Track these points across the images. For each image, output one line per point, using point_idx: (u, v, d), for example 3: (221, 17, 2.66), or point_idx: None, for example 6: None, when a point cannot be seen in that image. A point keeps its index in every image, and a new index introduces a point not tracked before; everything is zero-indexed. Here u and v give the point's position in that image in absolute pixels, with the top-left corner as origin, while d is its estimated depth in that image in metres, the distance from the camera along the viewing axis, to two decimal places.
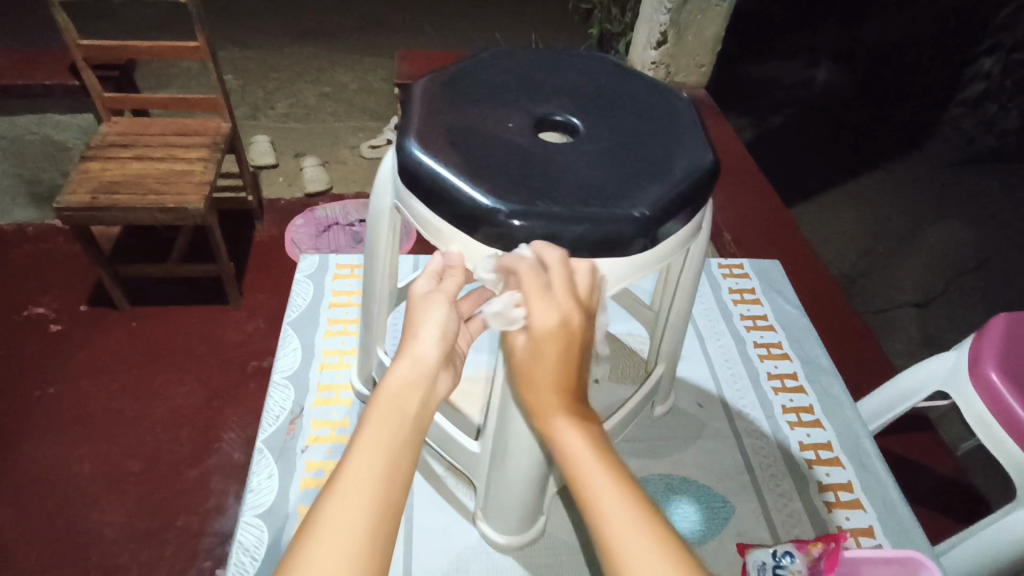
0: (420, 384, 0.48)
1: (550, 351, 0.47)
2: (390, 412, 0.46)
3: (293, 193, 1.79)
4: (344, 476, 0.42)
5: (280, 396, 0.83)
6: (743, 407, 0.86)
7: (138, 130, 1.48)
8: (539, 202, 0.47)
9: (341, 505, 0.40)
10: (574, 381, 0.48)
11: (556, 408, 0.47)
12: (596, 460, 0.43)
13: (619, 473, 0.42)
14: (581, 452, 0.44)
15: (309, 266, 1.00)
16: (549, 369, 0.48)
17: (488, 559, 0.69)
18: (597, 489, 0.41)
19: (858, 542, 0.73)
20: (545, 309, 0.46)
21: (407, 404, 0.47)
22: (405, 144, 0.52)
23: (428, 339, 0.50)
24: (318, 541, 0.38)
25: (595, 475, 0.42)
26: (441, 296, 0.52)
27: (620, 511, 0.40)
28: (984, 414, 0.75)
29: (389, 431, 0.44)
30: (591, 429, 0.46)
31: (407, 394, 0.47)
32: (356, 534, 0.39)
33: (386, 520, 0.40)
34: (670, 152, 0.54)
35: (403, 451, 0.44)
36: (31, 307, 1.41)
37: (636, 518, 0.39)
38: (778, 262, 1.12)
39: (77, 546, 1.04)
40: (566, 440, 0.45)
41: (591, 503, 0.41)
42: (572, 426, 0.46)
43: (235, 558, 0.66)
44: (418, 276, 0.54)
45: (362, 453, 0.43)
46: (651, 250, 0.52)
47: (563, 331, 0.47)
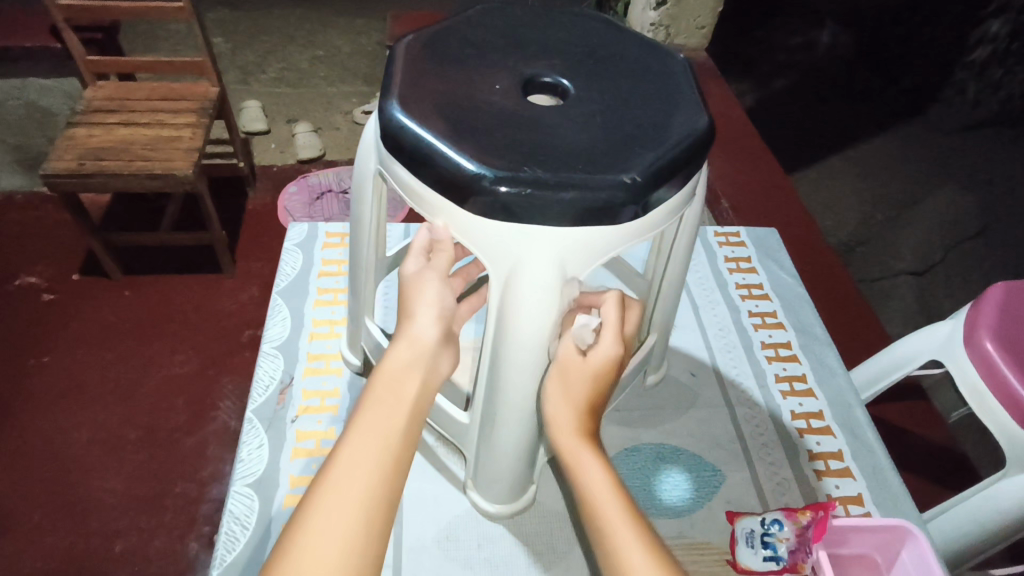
0: (419, 366, 0.50)
1: (586, 376, 0.55)
2: (392, 393, 0.47)
3: (285, 160, 1.76)
4: (340, 457, 0.42)
5: (269, 365, 0.82)
6: (736, 376, 0.86)
7: (123, 94, 1.44)
8: (524, 167, 0.45)
9: (339, 488, 0.40)
10: (593, 409, 0.54)
11: (574, 431, 0.52)
12: (602, 479, 0.49)
13: (623, 494, 0.48)
14: (589, 469, 0.50)
15: (298, 235, 0.99)
16: (574, 400, 0.54)
17: (477, 527, 0.70)
18: (604, 508, 0.47)
19: (847, 511, 0.73)
20: (605, 340, 0.56)
21: (405, 389, 0.48)
22: (387, 107, 0.50)
23: (423, 321, 0.53)
24: (316, 517, 0.39)
25: (603, 498, 0.47)
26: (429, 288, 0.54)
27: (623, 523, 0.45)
28: (978, 384, 0.75)
29: (392, 416, 0.45)
30: (601, 451, 0.52)
31: (406, 379, 0.49)
32: (353, 511, 0.39)
33: (379, 496, 0.41)
34: (664, 115, 0.52)
35: (401, 432, 0.45)
36: (23, 276, 1.39)
37: (635, 529, 0.45)
38: (774, 229, 1.10)
39: (77, 511, 1.05)
40: (581, 463, 0.50)
41: (594, 516, 0.47)
42: (583, 451, 0.51)
43: (227, 527, 0.67)
44: (406, 254, 0.57)
45: (359, 436, 0.43)
46: (642, 219, 0.50)
47: (614, 364, 0.56)
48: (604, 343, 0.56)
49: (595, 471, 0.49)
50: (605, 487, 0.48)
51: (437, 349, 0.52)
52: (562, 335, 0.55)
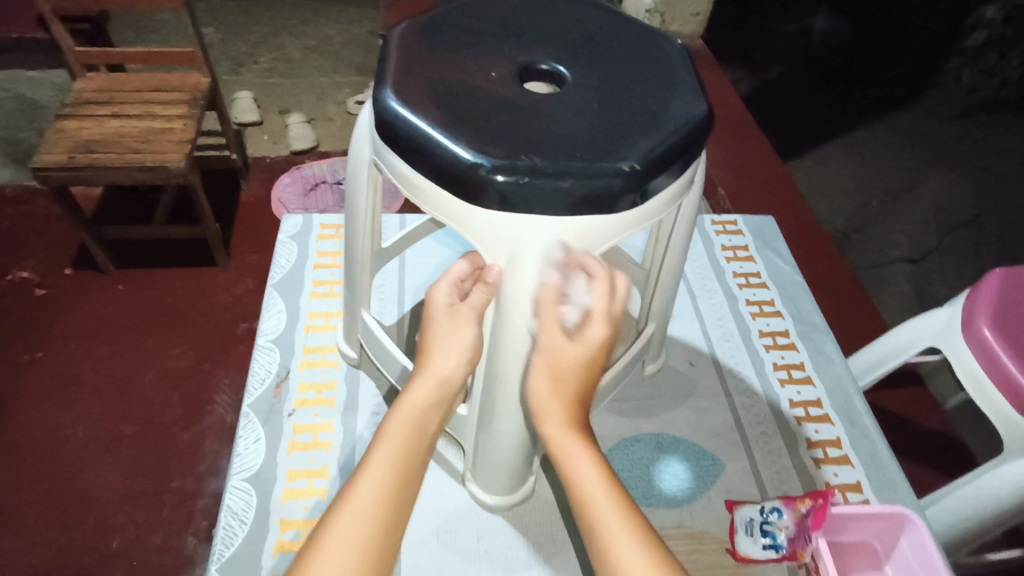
0: (436, 406, 0.52)
1: (573, 368, 0.51)
2: (408, 433, 0.49)
3: (279, 151, 1.75)
4: (355, 494, 0.44)
5: (266, 358, 0.81)
6: (734, 365, 0.86)
7: (113, 86, 1.42)
8: (521, 156, 0.45)
9: (350, 521, 0.43)
10: (582, 399, 0.52)
11: (566, 429, 0.50)
12: (597, 482, 0.47)
13: (622, 500, 0.46)
14: (582, 470, 0.48)
15: (292, 226, 0.98)
16: (561, 396, 0.51)
17: (476, 518, 0.70)
18: (602, 519, 0.45)
19: (846, 497, 0.73)
20: (593, 322, 0.52)
21: (421, 431, 0.50)
22: (382, 96, 0.49)
23: (446, 356, 0.53)
24: (327, 555, 0.41)
25: (601, 503, 0.46)
26: (453, 320, 0.53)
27: (624, 537, 0.44)
28: (976, 370, 0.75)
29: (405, 451, 0.48)
30: (592, 445, 0.50)
31: (425, 420, 0.51)
32: (360, 551, 0.42)
33: (387, 536, 0.43)
34: (663, 102, 0.52)
35: (412, 476, 0.47)
36: (14, 272, 1.38)
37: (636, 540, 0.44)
38: (772, 217, 1.10)
39: (73, 507, 1.05)
40: (577, 466, 0.49)
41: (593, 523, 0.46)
42: (576, 445, 0.50)
43: (224, 522, 0.66)
44: (437, 282, 0.55)
45: (374, 475, 0.45)
46: (641, 207, 0.49)
47: (603, 347, 0.52)
48: (592, 324, 0.52)
49: (586, 467, 0.48)
50: (598, 485, 0.47)
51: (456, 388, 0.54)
52: (541, 312, 0.49)
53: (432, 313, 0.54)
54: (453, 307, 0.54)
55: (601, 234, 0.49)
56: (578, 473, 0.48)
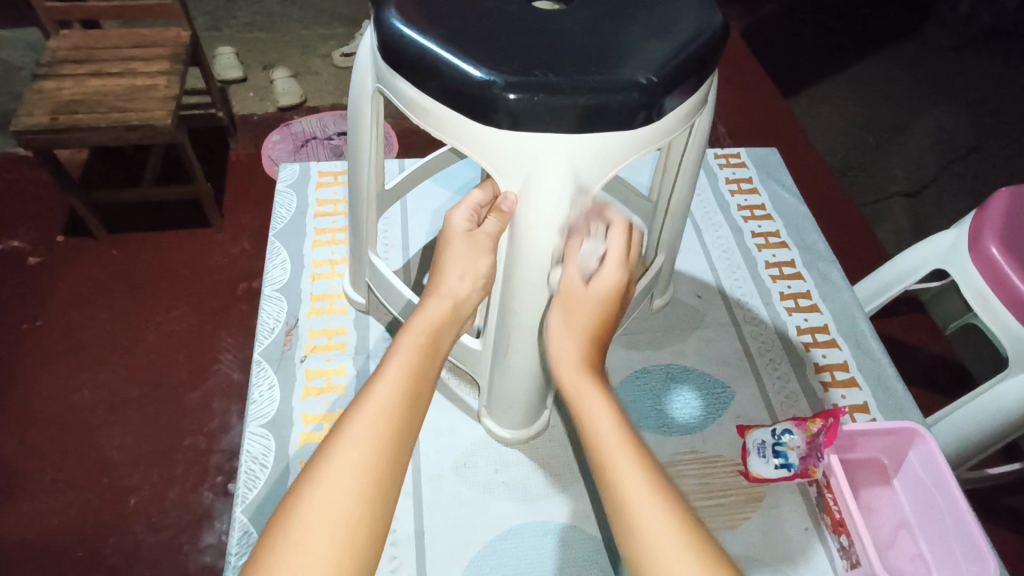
0: (448, 321, 0.53)
1: (593, 300, 0.53)
2: (421, 346, 0.50)
3: (266, 108, 1.71)
4: (370, 395, 0.45)
5: (273, 307, 0.81)
6: (742, 296, 0.86)
7: (90, 43, 1.37)
8: (533, 73, 0.43)
9: (364, 418, 0.44)
10: (595, 341, 0.52)
11: (577, 369, 0.50)
12: (607, 420, 0.47)
13: (630, 438, 0.46)
14: (592, 409, 0.48)
15: (290, 176, 0.96)
16: (574, 330, 0.52)
17: (492, 453, 0.71)
18: (609, 451, 0.45)
19: (853, 418, 0.75)
20: (610, 262, 0.55)
21: (434, 344, 0.51)
22: (385, 17, 0.47)
23: (455, 277, 0.55)
24: (344, 447, 0.42)
25: (608, 441, 0.45)
26: (469, 246, 0.55)
27: (632, 474, 0.43)
28: (982, 289, 0.75)
29: (417, 362, 0.48)
30: (607, 390, 0.49)
31: (439, 336, 0.52)
32: (376, 447, 0.42)
33: (401, 435, 0.44)
34: (675, 15, 0.50)
35: (424, 383, 0.48)
36: (6, 241, 1.36)
37: (642, 474, 0.43)
38: (775, 149, 1.08)
39: (89, 468, 1.06)
40: (586, 406, 0.48)
41: (598, 458, 0.45)
42: (596, 392, 0.49)
43: (245, 466, 0.67)
44: (455, 209, 0.58)
45: (388, 378, 0.46)
46: (656, 124, 0.48)
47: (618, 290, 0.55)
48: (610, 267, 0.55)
49: (607, 416, 0.47)
50: (616, 438, 0.45)
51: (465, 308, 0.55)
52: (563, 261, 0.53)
53: (450, 237, 0.57)
54: (470, 231, 0.56)
55: (616, 159, 0.48)
56: (596, 421, 0.47)
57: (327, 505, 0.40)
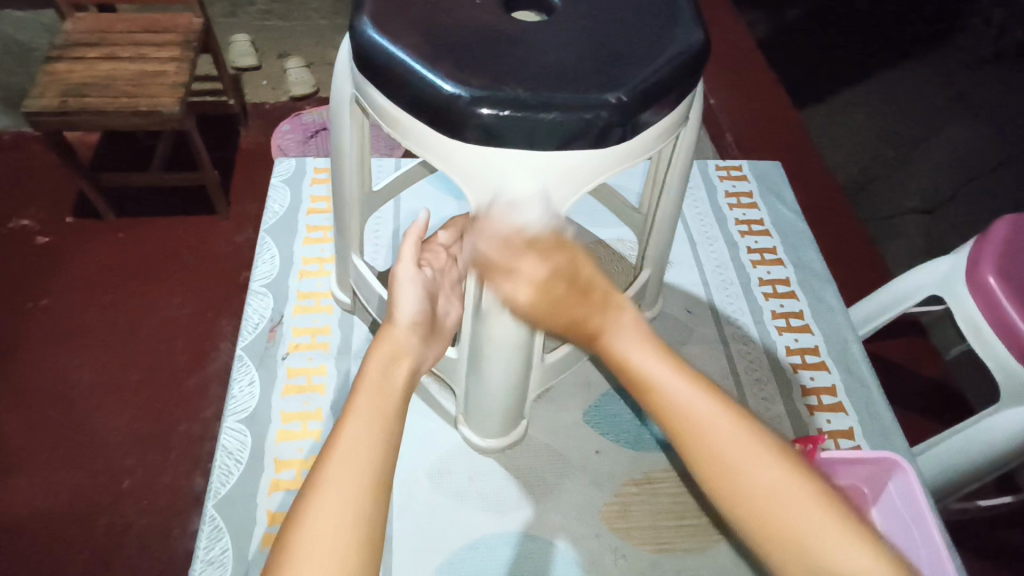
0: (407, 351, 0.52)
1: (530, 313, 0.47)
2: (379, 378, 0.49)
3: (278, 97, 1.71)
4: (342, 435, 0.43)
5: (259, 303, 0.81)
6: (732, 312, 0.85)
7: (103, 26, 1.38)
8: (504, 87, 0.43)
9: (344, 456, 0.42)
10: (592, 284, 0.48)
11: (584, 310, 0.47)
12: (633, 345, 0.46)
13: (661, 349, 0.46)
14: (617, 338, 0.46)
15: (286, 170, 0.96)
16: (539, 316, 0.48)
17: (468, 460, 0.70)
18: (645, 369, 0.45)
19: (837, 444, 0.73)
20: (505, 285, 0.47)
21: (395, 375, 0.50)
22: (360, 26, 0.47)
23: (407, 310, 0.55)
24: (322, 492, 0.40)
25: (644, 363, 0.45)
26: (414, 285, 0.57)
27: (675, 382, 0.44)
28: (977, 318, 0.73)
29: (386, 395, 0.47)
30: (621, 307, 0.48)
31: (394, 363, 0.51)
32: (364, 484, 0.41)
33: (385, 468, 0.42)
34: (659, 31, 0.49)
35: (398, 409, 0.46)
36: (15, 219, 1.38)
37: (681, 376, 0.44)
38: (779, 163, 1.06)
39: (84, 448, 1.07)
40: (606, 333, 0.47)
41: (637, 380, 0.45)
42: (642, 348, 0.46)
43: (220, 461, 0.68)
44: (397, 260, 0.59)
45: (359, 416, 0.44)
46: (631, 142, 0.47)
47: (545, 279, 0.46)
48: (520, 288, 0.46)
49: (664, 368, 0.45)
50: (684, 388, 0.44)
51: (420, 348, 0.54)
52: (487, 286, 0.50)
53: (399, 280, 0.58)
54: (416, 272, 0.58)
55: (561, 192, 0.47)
56: (659, 379, 0.44)
57: (324, 556, 0.37)
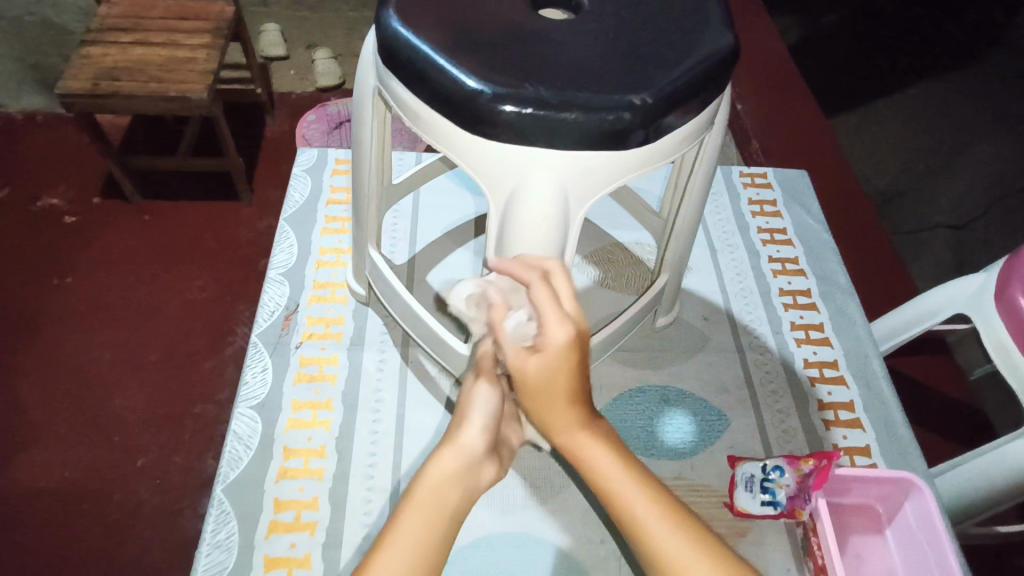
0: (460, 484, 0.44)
1: (560, 375, 0.45)
2: (431, 508, 0.42)
3: (305, 87, 1.72)
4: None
5: (275, 291, 0.82)
6: (750, 322, 0.83)
7: (137, 12, 1.40)
8: (526, 84, 0.42)
9: None
10: (585, 392, 0.46)
11: (572, 422, 0.46)
12: (612, 463, 0.44)
13: (637, 473, 0.44)
14: (599, 460, 0.45)
15: (307, 160, 0.97)
16: (558, 394, 0.45)
17: None
18: (623, 493, 0.43)
19: (853, 461, 0.72)
20: (552, 324, 0.44)
21: (447, 498, 0.43)
22: (385, 17, 0.47)
23: (473, 428, 0.48)
24: None
25: (623, 487, 0.43)
26: (489, 397, 0.50)
27: (650, 512, 0.41)
28: (1005, 340, 0.71)
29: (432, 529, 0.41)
30: (599, 429, 0.46)
31: (441, 497, 0.43)
32: None
33: None
34: (688, 34, 0.48)
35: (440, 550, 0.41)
36: (45, 198, 1.40)
37: (659, 506, 0.42)
38: (805, 171, 1.05)
39: (101, 426, 1.09)
40: (587, 453, 0.45)
41: (616, 506, 0.43)
42: (628, 479, 0.43)
43: (230, 446, 0.68)
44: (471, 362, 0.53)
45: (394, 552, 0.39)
46: (652, 145, 0.46)
47: (574, 349, 0.44)
48: (562, 330, 0.44)
49: (642, 500, 0.42)
50: (664, 528, 0.41)
51: (483, 460, 0.47)
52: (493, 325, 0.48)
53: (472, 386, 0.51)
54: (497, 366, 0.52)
55: (580, 194, 0.47)
56: (642, 517, 0.41)
57: None
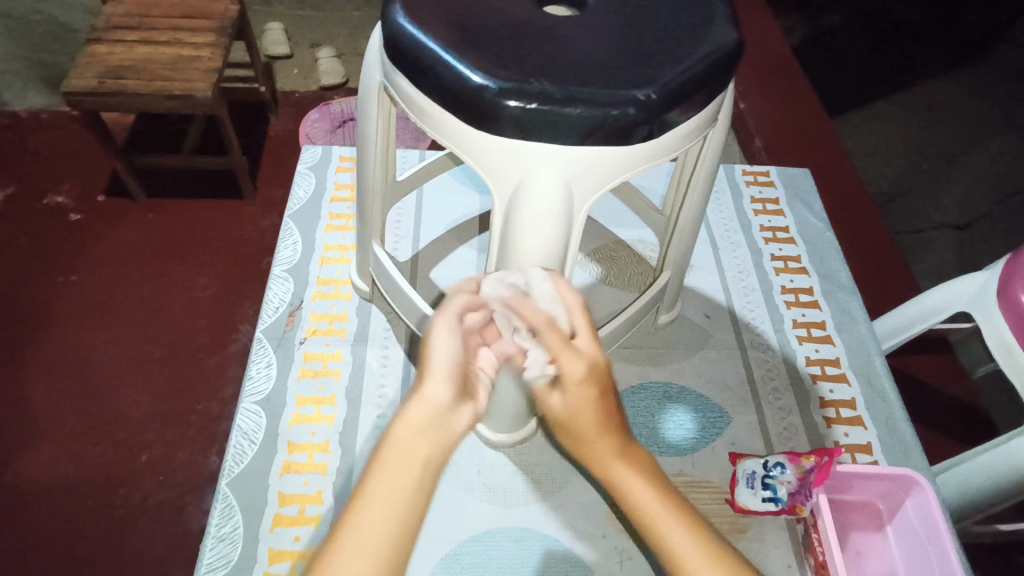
0: (429, 446, 0.40)
1: (584, 410, 0.47)
2: (401, 463, 0.38)
3: (308, 86, 1.73)
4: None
5: (279, 287, 0.82)
6: (752, 319, 0.84)
7: (142, 10, 1.40)
8: (531, 79, 0.43)
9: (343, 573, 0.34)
10: (619, 422, 0.48)
11: (606, 450, 0.47)
12: (649, 494, 0.45)
13: (674, 505, 0.44)
14: (636, 490, 0.45)
15: (312, 158, 0.97)
16: (588, 423, 0.47)
17: (478, 454, 0.71)
18: (660, 526, 0.43)
19: (854, 458, 0.72)
20: (566, 359, 0.46)
21: (416, 452, 0.39)
22: (391, 13, 0.47)
23: (436, 373, 0.43)
24: None
25: (659, 517, 0.44)
26: (452, 337, 0.45)
27: (687, 547, 0.42)
28: (1008, 338, 0.71)
29: (399, 483, 0.38)
30: (636, 457, 0.47)
31: (408, 452, 0.39)
32: None
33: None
34: (691, 31, 0.48)
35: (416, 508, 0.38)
36: (51, 196, 1.41)
37: (696, 541, 0.42)
38: (808, 170, 1.05)
39: (106, 422, 1.09)
40: (622, 481, 0.46)
41: (653, 536, 0.44)
42: (663, 510, 0.44)
43: (235, 440, 0.69)
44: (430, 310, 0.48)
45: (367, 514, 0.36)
46: (656, 141, 0.47)
47: (591, 380, 0.46)
48: (575, 367, 0.46)
49: (677, 533, 0.43)
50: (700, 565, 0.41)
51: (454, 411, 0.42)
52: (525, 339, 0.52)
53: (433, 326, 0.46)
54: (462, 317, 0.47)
55: (585, 189, 0.47)
56: (677, 550, 0.42)
57: None
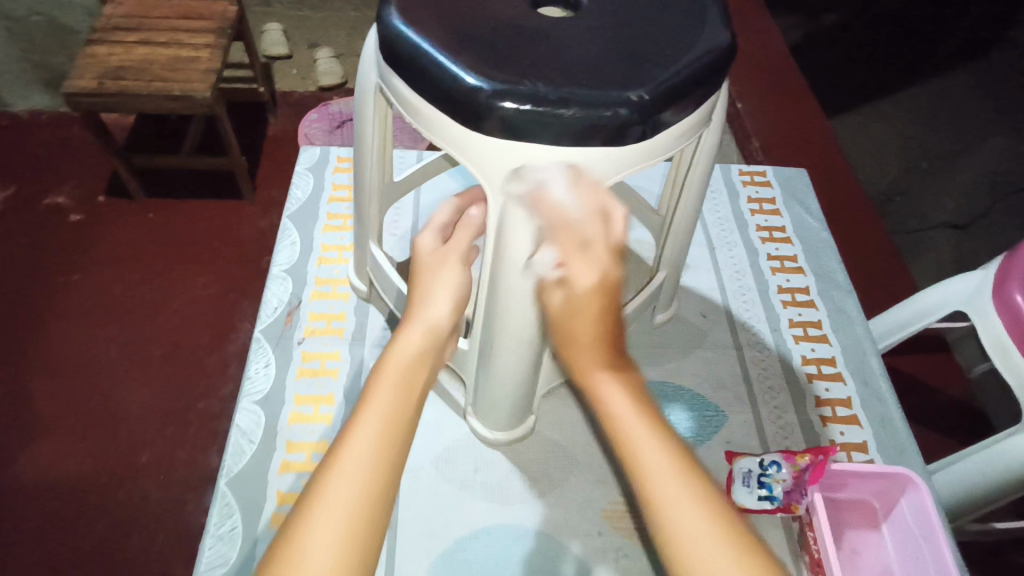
0: (426, 356, 0.50)
1: (586, 310, 0.48)
2: (400, 376, 0.47)
3: (307, 86, 1.73)
4: (349, 444, 0.41)
5: (278, 287, 0.83)
6: (748, 318, 0.84)
7: (142, 11, 1.40)
8: (525, 81, 0.43)
9: (348, 460, 0.41)
10: (614, 336, 0.49)
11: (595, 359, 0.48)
12: (629, 401, 0.45)
13: (655, 416, 0.44)
14: (617, 398, 0.46)
15: (310, 158, 0.98)
16: (586, 327, 0.48)
17: (475, 453, 0.71)
18: (634, 431, 0.44)
19: (850, 457, 0.72)
20: (587, 268, 0.48)
21: (417, 372, 0.48)
22: (387, 16, 0.48)
23: (439, 303, 0.54)
24: (323, 494, 0.39)
25: (634, 424, 0.44)
26: (451, 276, 0.56)
27: (660, 453, 0.42)
28: (1003, 338, 0.72)
29: (400, 397, 0.45)
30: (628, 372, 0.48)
31: (413, 370, 0.48)
32: (361, 494, 0.39)
33: (385, 481, 0.41)
34: (685, 32, 0.49)
35: (408, 415, 0.44)
36: (51, 196, 1.41)
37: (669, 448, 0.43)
38: (805, 170, 1.05)
39: (106, 422, 1.10)
40: (606, 386, 0.47)
41: (626, 438, 0.44)
42: (641, 415, 0.44)
43: (233, 439, 0.69)
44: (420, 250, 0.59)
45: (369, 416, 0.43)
46: (649, 142, 0.47)
47: (602, 289, 0.48)
48: (589, 272, 0.48)
49: (651, 440, 0.43)
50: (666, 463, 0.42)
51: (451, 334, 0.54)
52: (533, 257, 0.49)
53: (423, 268, 0.58)
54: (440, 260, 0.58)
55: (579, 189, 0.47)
56: (647, 451, 0.42)
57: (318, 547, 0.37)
